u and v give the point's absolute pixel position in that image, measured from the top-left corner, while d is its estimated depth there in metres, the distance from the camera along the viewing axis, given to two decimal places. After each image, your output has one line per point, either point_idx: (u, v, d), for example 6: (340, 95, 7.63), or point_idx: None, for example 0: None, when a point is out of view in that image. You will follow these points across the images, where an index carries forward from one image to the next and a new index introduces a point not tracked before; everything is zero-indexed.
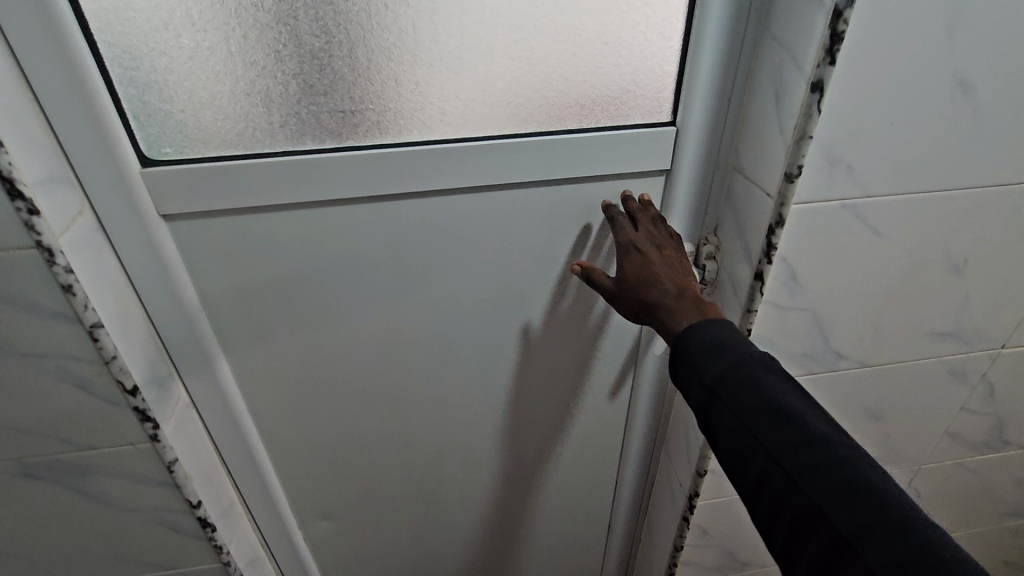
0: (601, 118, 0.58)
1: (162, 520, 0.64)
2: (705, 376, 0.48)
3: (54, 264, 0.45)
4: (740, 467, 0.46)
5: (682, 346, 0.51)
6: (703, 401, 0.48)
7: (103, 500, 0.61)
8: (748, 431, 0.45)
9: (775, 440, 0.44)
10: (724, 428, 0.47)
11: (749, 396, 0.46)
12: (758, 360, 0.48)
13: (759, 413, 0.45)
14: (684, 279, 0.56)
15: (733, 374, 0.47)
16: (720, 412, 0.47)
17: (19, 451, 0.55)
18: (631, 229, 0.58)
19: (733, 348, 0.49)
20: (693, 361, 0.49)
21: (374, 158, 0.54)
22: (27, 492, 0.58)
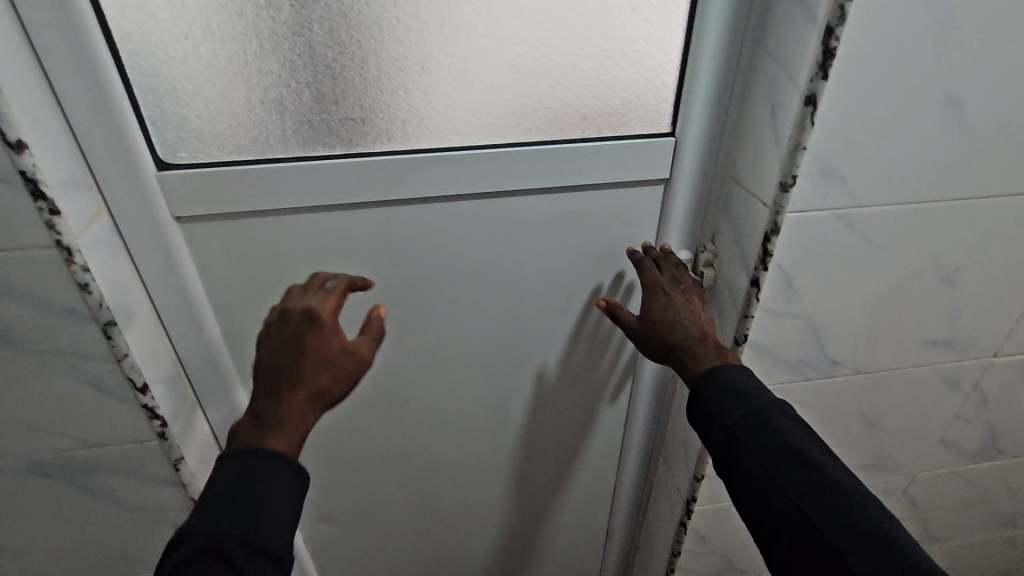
0: (602, 128, 0.60)
1: (167, 519, 0.65)
2: (728, 418, 0.52)
3: (72, 263, 0.46)
4: (759, 509, 0.49)
5: (708, 389, 0.55)
6: (724, 441, 0.52)
7: (109, 498, 0.62)
8: (766, 473, 0.49)
9: (794, 482, 0.48)
10: (745, 472, 0.50)
11: (770, 438, 0.50)
12: (776, 406, 0.52)
13: (778, 456, 0.49)
14: (705, 324, 0.60)
15: (752, 419, 0.51)
16: (740, 455, 0.51)
17: (29, 449, 0.56)
18: (657, 272, 0.63)
19: (755, 394, 0.53)
20: (716, 404, 0.54)
21: (382, 164, 0.55)
22: (34, 489, 0.59)
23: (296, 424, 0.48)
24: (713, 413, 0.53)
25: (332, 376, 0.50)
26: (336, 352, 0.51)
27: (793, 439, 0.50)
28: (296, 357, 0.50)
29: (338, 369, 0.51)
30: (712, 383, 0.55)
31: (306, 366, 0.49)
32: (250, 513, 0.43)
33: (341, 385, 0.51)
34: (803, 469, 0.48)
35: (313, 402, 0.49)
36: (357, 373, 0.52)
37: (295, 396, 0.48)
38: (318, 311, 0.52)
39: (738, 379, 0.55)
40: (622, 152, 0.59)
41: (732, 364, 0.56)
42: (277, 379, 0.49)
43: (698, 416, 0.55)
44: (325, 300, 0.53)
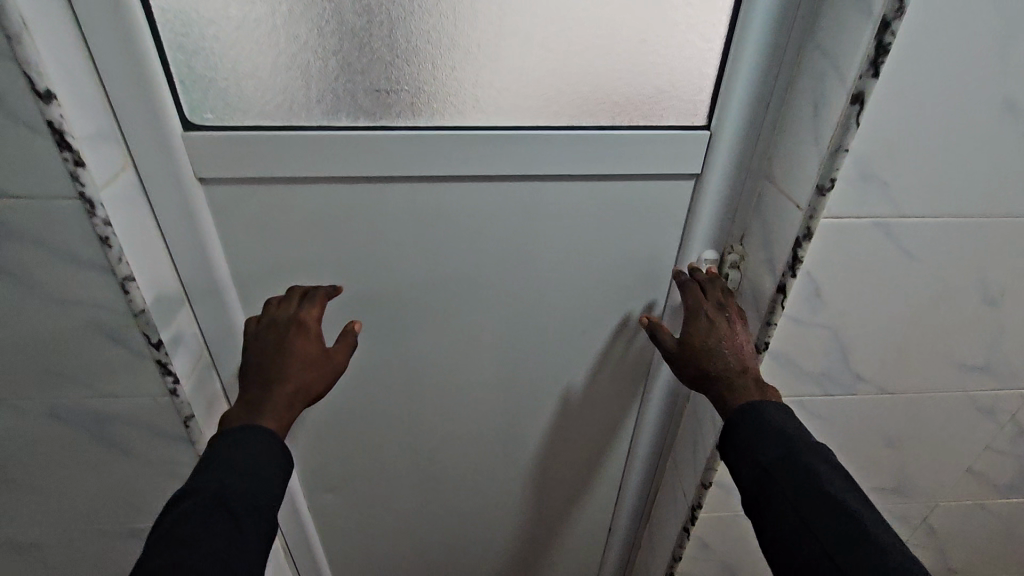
0: (633, 117, 0.58)
1: (175, 474, 0.67)
2: (762, 456, 0.51)
3: (94, 216, 0.47)
4: (788, 554, 0.47)
5: (745, 425, 0.53)
6: (757, 478, 0.51)
7: (121, 449, 0.64)
8: (799, 518, 0.47)
9: (829, 531, 0.45)
10: (776, 514, 0.49)
11: (806, 482, 0.48)
12: (818, 452, 0.50)
13: (813, 502, 0.47)
14: (747, 357, 0.58)
15: (789, 461, 0.50)
16: (773, 497, 0.49)
17: (49, 394, 0.58)
18: (703, 298, 0.61)
19: (793, 436, 0.51)
20: (752, 441, 0.52)
21: (405, 138, 0.55)
22: (51, 433, 0.61)
23: (283, 412, 0.54)
24: (749, 450, 0.52)
25: (315, 374, 0.57)
26: (319, 354, 0.58)
27: (830, 485, 0.47)
28: (283, 355, 0.56)
29: (321, 367, 0.57)
30: (748, 420, 0.53)
31: (294, 362, 0.56)
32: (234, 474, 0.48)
33: (322, 383, 0.58)
34: (838, 517, 0.46)
35: (300, 393, 0.56)
36: (334, 374, 0.59)
37: (283, 389, 0.55)
38: (302, 317, 0.59)
39: (776, 419, 0.53)
40: (653, 143, 0.57)
41: (773, 403, 0.54)
42: (267, 372, 0.55)
43: (732, 453, 0.54)
44: (308, 308, 0.60)
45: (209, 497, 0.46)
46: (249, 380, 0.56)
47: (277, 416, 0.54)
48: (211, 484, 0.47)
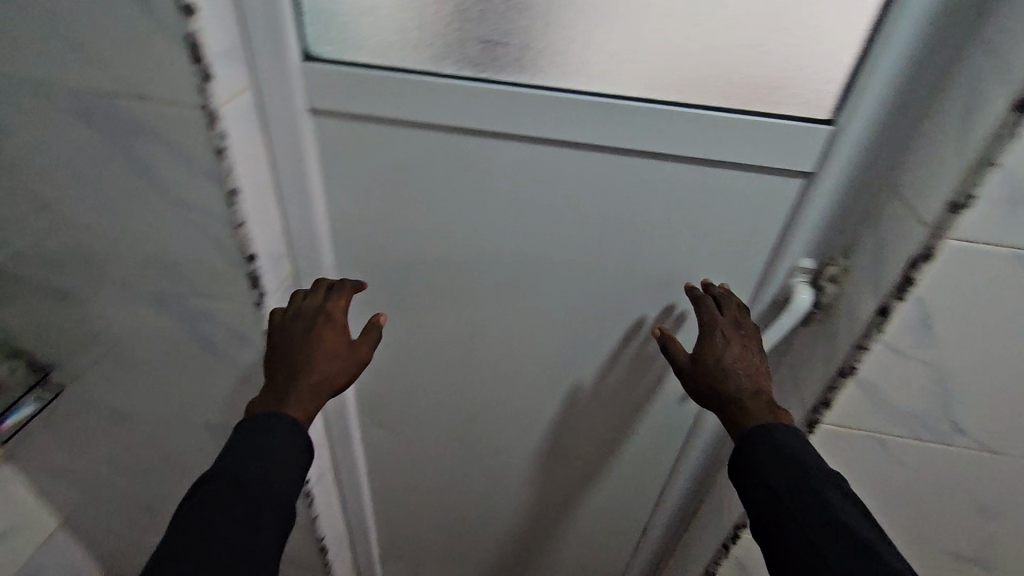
0: (749, 101, 0.53)
1: (249, 380, 0.73)
2: (774, 479, 0.52)
3: (213, 127, 0.52)
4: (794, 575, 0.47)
5: (758, 446, 0.54)
6: (767, 500, 0.52)
7: (208, 347, 0.71)
8: (807, 540, 0.47)
9: (837, 552, 0.45)
10: (785, 536, 0.49)
11: (815, 506, 0.49)
12: (830, 479, 0.51)
13: (822, 525, 0.47)
14: (762, 378, 0.59)
15: (800, 484, 0.50)
16: (783, 519, 0.49)
17: (158, 284, 0.65)
18: (718, 315, 0.60)
19: (806, 460, 0.52)
20: (764, 463, 0.53)
21: (504, 93, 0.54)
22: (157, 319, 0.69)
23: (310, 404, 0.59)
24: (760, 471, 0.53)
25: (339, 368, 0.62)
26: (343, 346, 0.62)
27: (839, 511, 0.48)
28: (311, 348, 0.60)
29: (345, 362, 0.62)
30: (763, 443, 0.54)
31: (322, 355, 0.61)
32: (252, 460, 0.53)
33: (345, 375, 0.62)
34: (847, 541, 0.46)
35: (325, 386, 0.61)
36: (357, 367, 0.64)
37: (310, 381, 0.60)
38: (331, 310, 0.63)
39: (792, 443, 0.54)
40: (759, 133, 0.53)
41: (786, 427, 0.55)
42: (294, 363, 0.60)
43: (744, 476, 0.55)
44: (336, 301, 0.64)
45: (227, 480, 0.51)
46: (277, 367, 0.61)
47: (302, 405, 0.59)
48: (231, 470, 0.51)
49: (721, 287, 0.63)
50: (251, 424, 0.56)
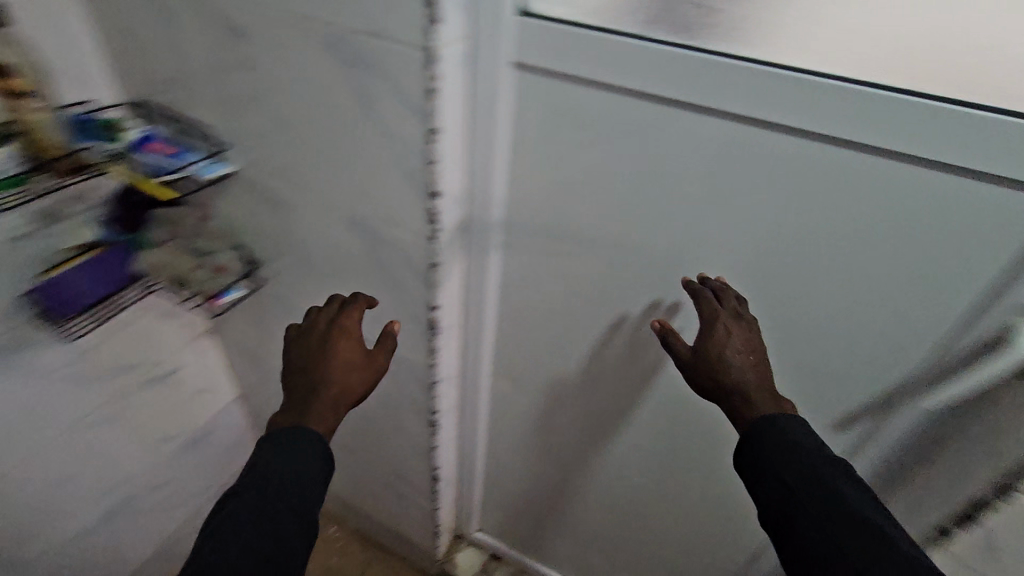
0: (995, 94, 0.48)
1: (408, 306, 0.81)
2: (789, 475, 0.53)
3: (428, 68, 0.56)
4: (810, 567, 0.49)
5: (761, 438, 0.56)
6: (782, 498, 0.53)
7: (380, 270, 0.79)
8: (824, 534, 0.50)
9: (855, 545, 0.48)
10: (800, 529, 0.51)
11: (834, 501, 0.51)
12: (840, 470, 0.53)
13: (838, 520, 0.50)
14: (761, 368, 0.61)
15: (809, 476, 0.53)
16: (797, 512, 0.52)
17: (354, 207, 0.74)
18: (715, 305, 0.62)
19: (814, 451, 0.54)
20: (771, 455, 0.55)
21: (710, 62, 0.53)
22: (348, 237, 0.79)
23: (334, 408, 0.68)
24: (765, 463, 0.55)
25: (356, 372, 0.72)
26: (359, 357, 0.73)
27: (853, 502, 0.50)
28: (331, 360, 0.71)
29: (364, 367, 0.73)
30: (772, 435, 0.56)
31: (343, 356, 0.72)
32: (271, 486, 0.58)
33: (363, 381, 0.72)
34: (864, 533, 0.48)
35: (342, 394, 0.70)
36: (373, 376, 0.74)
37: (330, 388, 0.69)
38: (347, 324, 0.74)
39: (800, 434, 0.56)
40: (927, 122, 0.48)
41: (790, 415, 0.57)
42: (315, 373, 0.70)
43: (755, 472, 0.56)
44: (347, 316, 0.75)
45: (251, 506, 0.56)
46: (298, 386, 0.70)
47: (324, 419, 0.67)
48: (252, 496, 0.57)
49: (717, 279, 0.65)
50: (277, 443, 0.62)
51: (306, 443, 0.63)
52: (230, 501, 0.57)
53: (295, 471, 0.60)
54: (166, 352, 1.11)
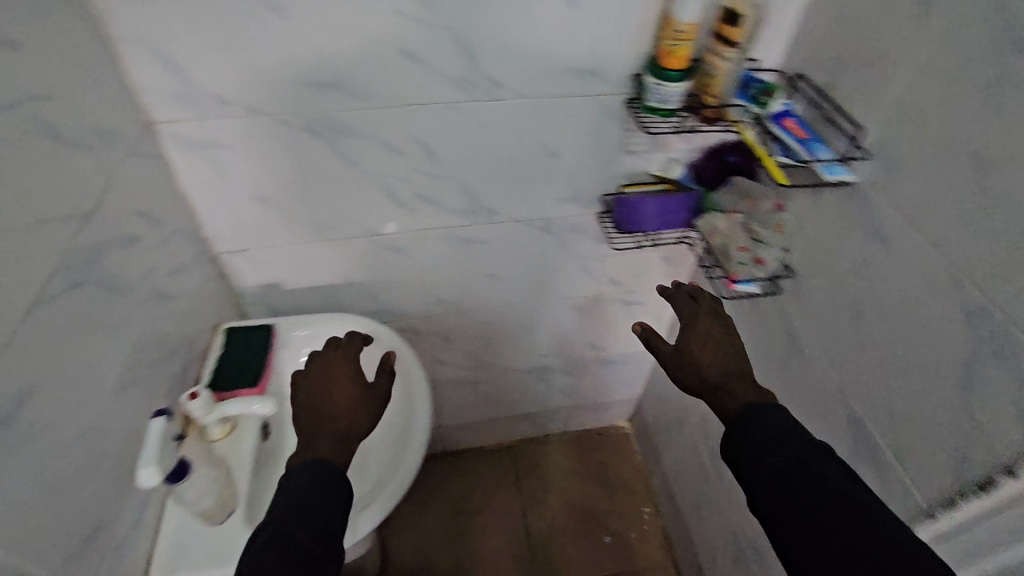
0: None
1: (959, 440, 0.61)
2: (771, 458, 0.59)
3: None
4: (812, 548, 0.53)
5: (751, 425, 0.63)
6: (768, 481, 0.58)
7: (960, 382, 0.61)
8: (821, 515, 0.54)
9: (848, 522, 0.52)
10: (795, 514, 0.55)
11: (813, 476, 0.56)
12: (816, 448, 0.59)
13: (830, 505, 0.54)
14: (728, 355, 0.72)
15: (791, 462, 0.58)
16: (788, 495, 0.56)
17: (1000, 302, 0.56)
18: (693, 298, 0.80)
19: (790, 433, 0.61)
20: (759, 442, 0.61)
21: None
22: (945, 322, 0.62)
23: (337, 432, 0.67)
24: (757, 450, 0.61)
25: (357, 411, 0.70)
26: (362, 392, 0.72)
27: (840, 484, 0.55)
28: (331, 393, 0.71)
29: (354, 400, 0.71)
30: (757, 423, 0.63)
31: (342, 386, 0.72)
32: (292, 520, 0.56)
33: (357, 413, 0.70)
34: (854, 512, 0.53)
35: (344, 418, 0.69)
36: (373, 408, 0.72)
37: (342, 414, 0.69)
38: (341, 361, 0.75)
39: (778, 420, 0.63)
40: None
41: (767, 404, 0.65)
42: (310, 406, 0.69)
43: (744, 468, 0.61)
44: (341, 350, 0.76)
45: (275, 531, 0.54)
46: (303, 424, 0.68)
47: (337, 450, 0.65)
48: (276, 523, 0.55)
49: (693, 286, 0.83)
50: (308, 475, 0.60)
51: (325, 477, 0.61)
52: (257, 540, 0.54)
53: (314, 499, 0.58)
54: (645, 286, 1.22)
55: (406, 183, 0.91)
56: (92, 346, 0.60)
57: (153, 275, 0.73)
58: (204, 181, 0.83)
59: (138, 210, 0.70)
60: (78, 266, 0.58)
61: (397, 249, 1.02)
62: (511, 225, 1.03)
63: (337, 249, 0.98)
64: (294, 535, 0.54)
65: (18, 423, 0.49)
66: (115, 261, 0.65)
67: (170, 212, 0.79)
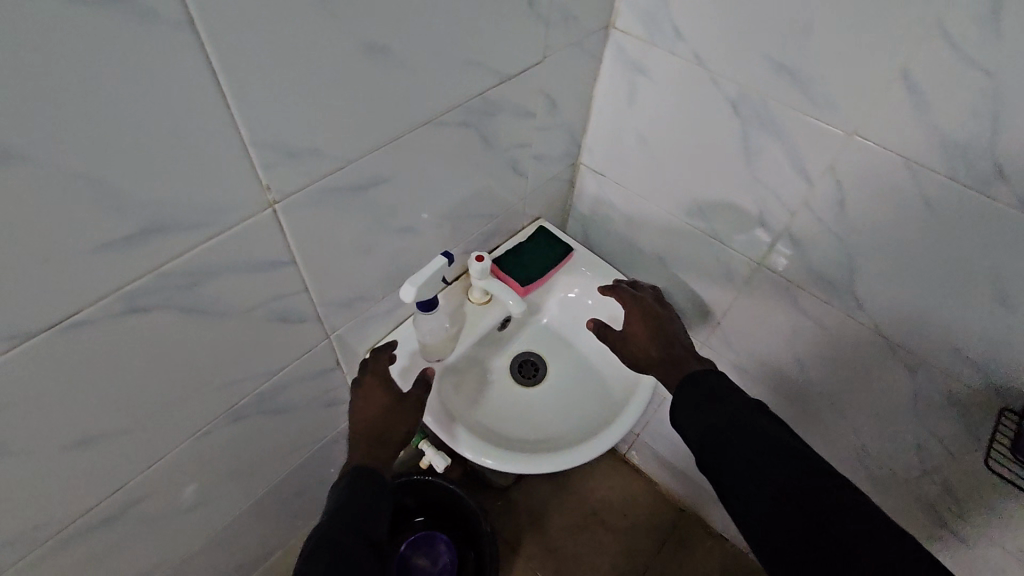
0: None
1: None
2: (716, 417, 0.66)
3: None
4: (753, 494, 0.60)
5: (703, 391, 0.70)
6: (711, 430, 0.66)
7: None
8: (753, 466, 0.61)
9: (782, 468, 0.60)
10: (738, 462, 0.62)
11: (751, 431, 0.64)
12: (752, 403, 0.67)
13: (759, 457, 0.61)
14: (659, 328, 0.81)
15: (729, 424, 0.65)
16: (728, 450, 0.63)
17: None
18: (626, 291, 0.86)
19: (735, 396, 0.68)
20: (699, 406, 0.68)
21: None
22: None
23: (370, 440, 0.71)
24: (699, 412, 0.68)
25: (390, 419, 0.73)
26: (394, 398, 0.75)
27: (773, 434, 0.63)
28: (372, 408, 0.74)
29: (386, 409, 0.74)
30: (703, 389, 0.70)
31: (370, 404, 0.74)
32: (343, 516, 0.62)
33: (388, 422, 0.73)
34: (788, 459, 0.60)
35: (378, 427, 0.73)
36: (411, 414, 0.75)
37: (372, 432, 0.72)
38: (372, 375, 0.76)
39: (719, 384, 0.70)
40: None
41: (708, 372, 0.72)
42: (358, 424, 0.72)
43: (689, 423, 0.69)
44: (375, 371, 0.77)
45: (339, 529, 0.61)
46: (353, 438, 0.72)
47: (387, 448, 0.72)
48: (335, 521, 0.62)
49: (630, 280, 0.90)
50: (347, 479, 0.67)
51: (357, 478, 0.67)
52: (309, 543, 0.60)
53: (354, 508, 0.64)
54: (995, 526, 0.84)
55: (783, 211, 0.77)
56: (442, 176, 0.70)
57: (520, 151, 0.80)
58: (614, 98, 0.85)
59: (546, 92, 0.76)
60: (475, 111, 0.67)
61: (722, 262, 0.91)
62: (868, 331, 0.79)
63: (668, 223, 0.93)
64: (353, 526, 0.62)
65: (364, 196, 0.61)
66: (502, 124, 0.73)
67: (570, 108, 0.84)
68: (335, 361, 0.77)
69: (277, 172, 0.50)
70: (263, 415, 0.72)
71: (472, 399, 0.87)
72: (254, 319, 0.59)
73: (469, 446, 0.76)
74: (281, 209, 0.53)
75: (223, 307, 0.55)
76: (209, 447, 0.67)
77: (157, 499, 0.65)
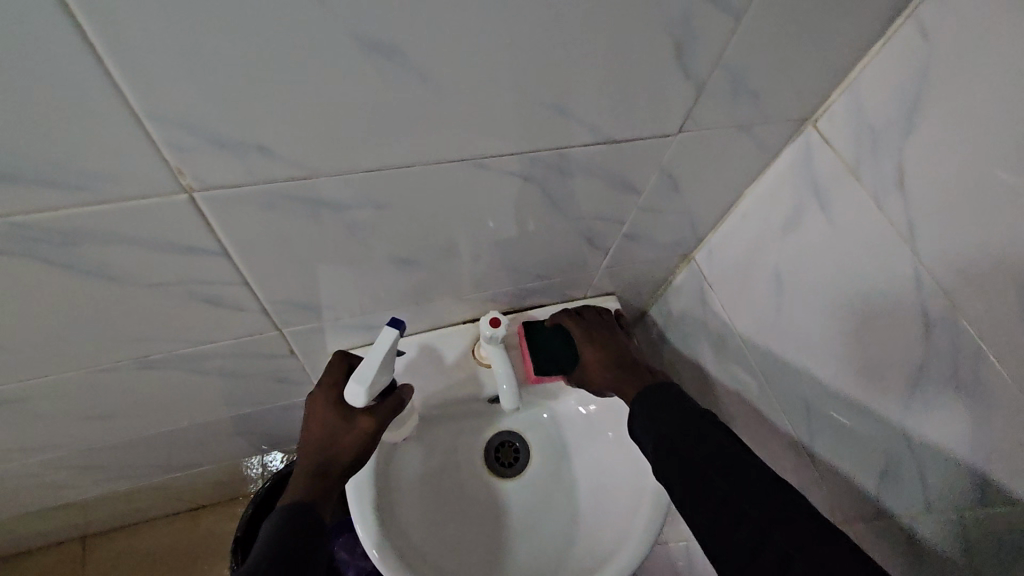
0: None
1: None
2: (670, 420, 0.54)
3: None
4: (692, 496, 0.48)
5: (659, 400, 0.57)
6: (663, 439, 0.53)
7: None
8: (697, 471, 0.49)
9: (721, 468, 0.48)
10: (682, 471, 0.50)
11: (704, 439, 0.51)
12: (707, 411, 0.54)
13: (708, 465, 0.49)
14: (615, 346, 0.67)
15: (682, 429, 0.53)
16: (673, 454, 0.51)
17: None
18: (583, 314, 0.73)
19: (690, 400, 0.56)
20: (656, 412, 0.56)
21: None
22: None
23: (308, 472, 0.57)
24: (655, 418, 0.56)
25: (338, 444, 0.59)
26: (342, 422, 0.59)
27: (724, 440, 0.50)
28: (319, 434, 0.59)
29: (333, 433, 0.59)
30: (658, 391, 0.58)
31: (312, 428, 0.59)
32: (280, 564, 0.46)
33: (333, 450, 0.58)
34: (736, 467, 0.48)
35: (322, 450, 0.58)
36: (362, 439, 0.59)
37: (315, 465, 0.58)
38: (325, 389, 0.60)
39: (675, 391, 0.58)
40: None
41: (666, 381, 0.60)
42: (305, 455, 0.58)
43: (643, 434, 0.56)
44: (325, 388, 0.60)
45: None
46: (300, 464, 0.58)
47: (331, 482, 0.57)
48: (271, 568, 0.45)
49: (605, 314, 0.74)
50: (284, 526, 0.50)
51: (296, 526, 0.51)
52: None
53: (288, 549, 0.48)
54: None
55: (918, 495, 0.50)
56: (475, 221, 0.52)
57: (605, 223, 0.59)
58: (769, 210, 0.59)
59: (668, 170, 0.53)
60: (542, 165, 0.47)
61: (803, 478, 0.65)
62: None
63: (762, 389, 0.68)
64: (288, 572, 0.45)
65: (343, 215, 0.46)
66: (583, 188, 0.52)
67: (701, 196, 0.60)
68: (289, 351, 0.66)
69: (193, 159, 0.36)
70: (183, 371, 0.63)
71: (421, 462, 0.72)
72: (169, 294, 0.48)
73: (371, 535, 0.61)
74: (203, 200, 0.39)
75: (113, 274, 0.44)
76: (114, 380, 0.60)
77: (48, 400, 0.60)
